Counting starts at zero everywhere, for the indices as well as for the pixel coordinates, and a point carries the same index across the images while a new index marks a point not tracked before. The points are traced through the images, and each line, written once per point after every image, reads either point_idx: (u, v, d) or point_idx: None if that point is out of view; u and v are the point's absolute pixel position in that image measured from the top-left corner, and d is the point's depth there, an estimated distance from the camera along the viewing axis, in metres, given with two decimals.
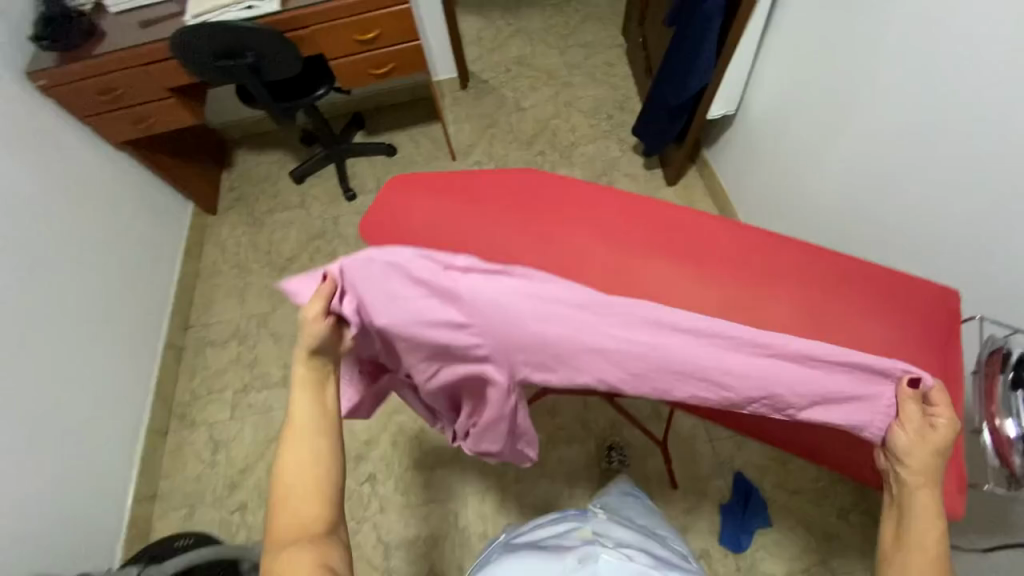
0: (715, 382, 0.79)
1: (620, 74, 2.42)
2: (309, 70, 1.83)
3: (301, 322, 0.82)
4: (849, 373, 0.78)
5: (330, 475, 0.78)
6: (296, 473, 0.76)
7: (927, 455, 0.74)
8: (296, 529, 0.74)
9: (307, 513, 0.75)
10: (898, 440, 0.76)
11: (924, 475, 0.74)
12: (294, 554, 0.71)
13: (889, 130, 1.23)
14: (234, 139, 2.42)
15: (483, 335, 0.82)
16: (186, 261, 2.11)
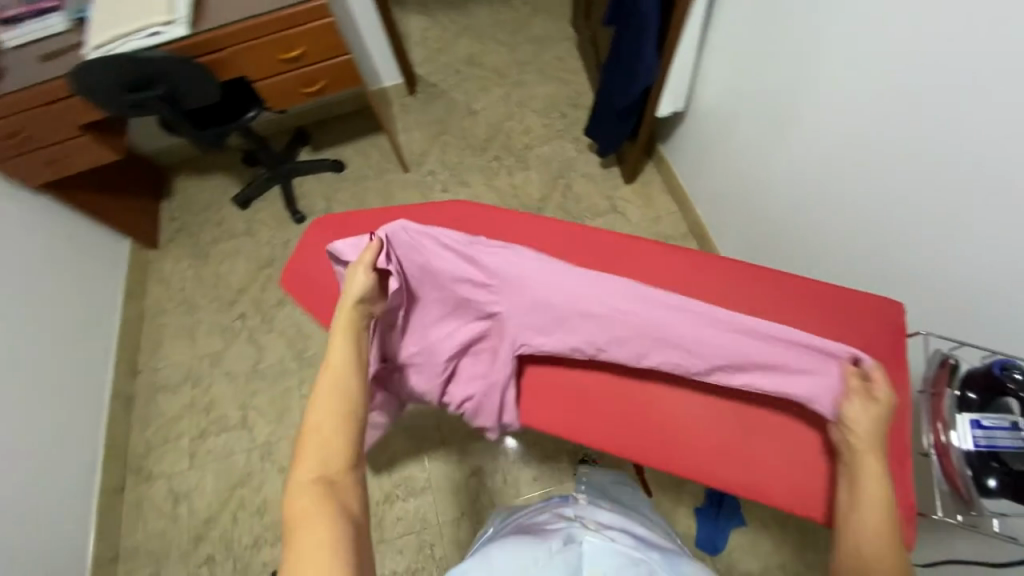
0: (685, 347, 0.93)
1: (573, 69, 2.34)
2: (238, 90, 1.73)
3: (350, 273, 0.91)
4: (805, 353, 0.89)
5: (350, 429, 0.76)
6: (320, 419, 0.76)
7: (872, 422, 0.82)
8: (314, 469, 0.71)
9: (332, 454, 0.73)
10: (847, 410, 0.83)
11: (868, 439, 0.81)
12: (309, 493, 0.68)
13: (836, 129, 1.20)
14: (169, 165, 2.27)
15: (500, 294, 0.99)
16: (129, 303, 1.99)
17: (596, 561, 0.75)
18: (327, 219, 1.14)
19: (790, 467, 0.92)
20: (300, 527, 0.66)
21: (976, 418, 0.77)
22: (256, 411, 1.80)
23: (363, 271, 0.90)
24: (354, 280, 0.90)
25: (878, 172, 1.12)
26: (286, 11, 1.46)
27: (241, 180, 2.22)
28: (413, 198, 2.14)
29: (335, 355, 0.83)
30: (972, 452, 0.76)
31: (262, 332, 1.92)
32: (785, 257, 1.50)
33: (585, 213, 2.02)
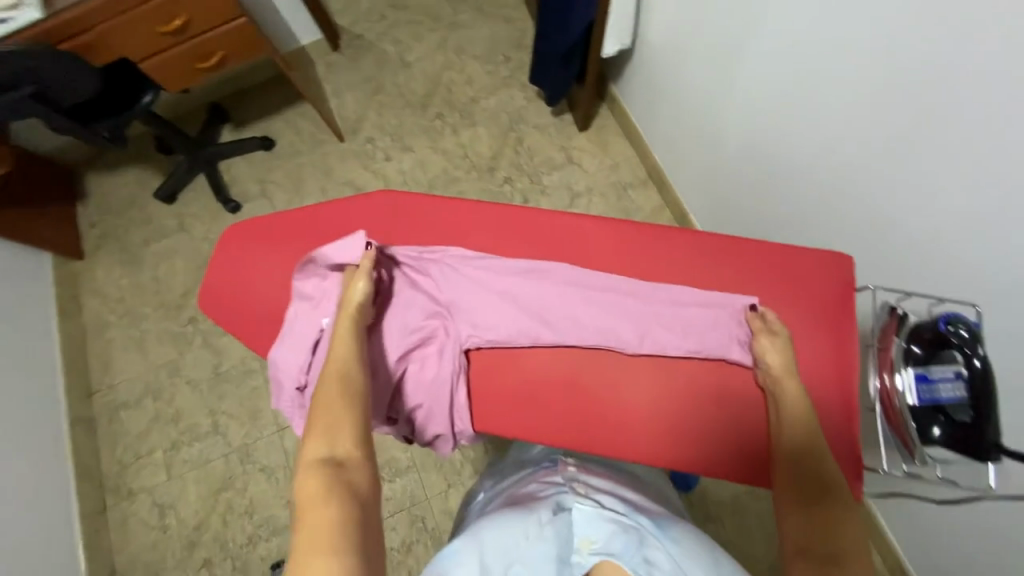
0: (608, 319, 0.93)
1: (511, 4, 2.10)
2: (124, 75, 1.54)
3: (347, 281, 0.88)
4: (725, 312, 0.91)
5: (355, 413, 0.72)
6: (325, 403, 0.72)
7: (781, 355, 0.83)
8: (317, 450, 0.67)
9: (333, 441, 0.69)
10: (758, 350, 0.85)
11: (782, 370, 0.82)
12: (314, 473, 0.64)
13: (782, 61, 1.10)
14: (76, 164, 2.04)
15: (453, 299, 0.94)
16: (66, 322, 1.86)
17: (587, 529, 0.69)
18: (242, 225, 1.04)
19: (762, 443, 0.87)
20: (306, 509, 0.61)
21: (922, 372, 0.77)
22: (226, 415, 1.76)
23: (365, 279, 0.86)
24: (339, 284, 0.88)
25: (824, 108, 1.05)
26: None
27: (160, 171, 2.02)
28: (354, 170, 1.97)
29: (336, 348, 0.81)
30: (916, 405, 0.77)
31: (216, 335, 1.83)
32: (739, 203, 1.45)
33: (540, 168, 1.90)
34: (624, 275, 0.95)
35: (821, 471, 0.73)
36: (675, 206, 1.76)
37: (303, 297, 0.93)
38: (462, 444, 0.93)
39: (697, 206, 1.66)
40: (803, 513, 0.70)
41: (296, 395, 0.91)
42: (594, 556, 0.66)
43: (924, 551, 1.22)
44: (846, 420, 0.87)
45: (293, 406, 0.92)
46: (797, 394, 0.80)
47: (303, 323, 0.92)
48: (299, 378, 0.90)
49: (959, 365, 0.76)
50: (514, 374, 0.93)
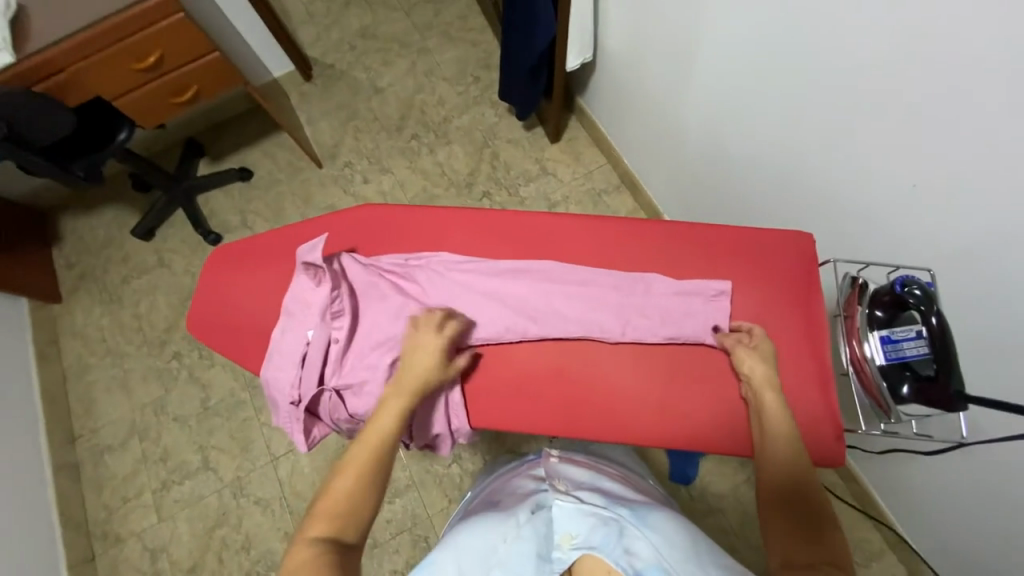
0: (591, 312, 0.96)
1: (477, 27, 2.19)
2: (98, 113, 1.56)
3: (412, 337, 0.87)
4: (700, 296, 0.95)
5: (372, 500, 0.69)
6: (344, 486, 0.69)
7: (762, 366, 0.86)
8: (322, 531, 0.65)
9: (333, 521, 0.66)
10: (739, 361, 0.87)
11: (762, 378, 0.85)
12: (310, 555, 0.61)
13: (732, 59, 1.17)
14: (51, 207, 2.02)
15: (438, 302, 0.96)
16: (45, 367, 1.82)
17: (566, 525, 0.71)
18: (226, 248, 1.05)
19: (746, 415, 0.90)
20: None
21: (886, 334, 0.83)
22: (217, 449, 1.72)
23: (430, 334, 0.87)
24: (422, 345, 0.86)
25: (776, 101, 1.12)
26: (122, 15, 1.30)
27: (137, 209, 2.01)
28: (334, 195, 2.00)
29: (382, 421, 0.76)
30: (884, 365, 0.82)
31: (203, 368, 1.81)
32: (710, 199, 1.51)
33: (517, 180, 1.96)
34: (602, 268, 0.99)
35: (810, 497, 0.72)
36: (649, 208, 1.83)
37: (289, 312, 0.94)
38: (460, 442, 0.96)
39: (669, 205, 1.73)
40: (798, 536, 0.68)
41: (292, 409, 0.91)
42: (575, 550, 0.68)
43: (912, 512, 1.28)
44: (822, 385, 0.92)
45: (290, 421, 0.92)
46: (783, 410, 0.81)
47: (292, 337, 0.93)
48: (293, 393, 0.91)
49: (919, 325, 0.81)
50: (503, 370, 0.95)
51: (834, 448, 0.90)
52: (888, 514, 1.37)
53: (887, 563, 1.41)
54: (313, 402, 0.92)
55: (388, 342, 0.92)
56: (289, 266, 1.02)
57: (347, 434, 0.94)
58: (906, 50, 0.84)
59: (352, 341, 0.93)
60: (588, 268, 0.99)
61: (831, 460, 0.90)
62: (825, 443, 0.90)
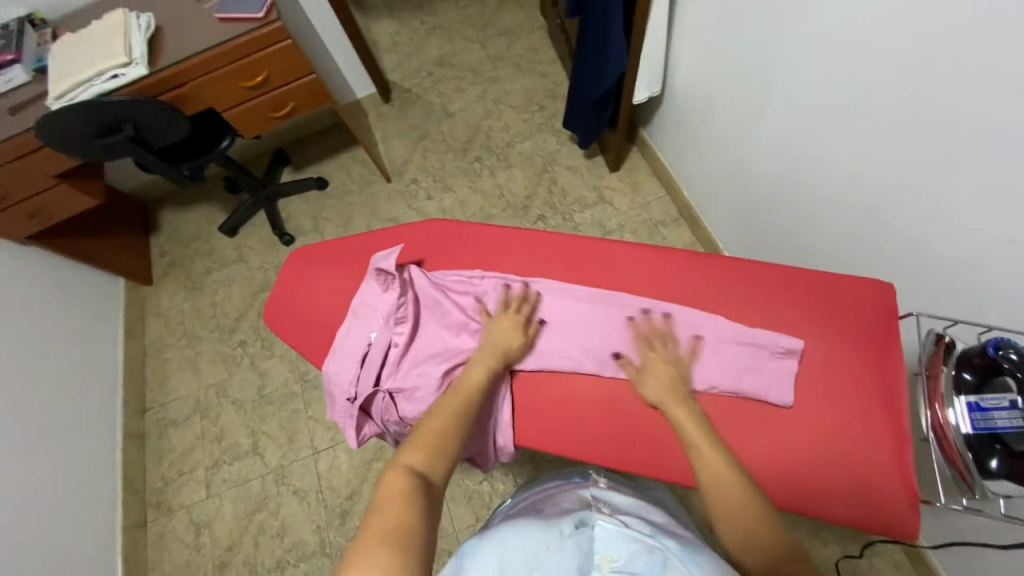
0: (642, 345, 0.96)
1: (547, 60, 2.29)
2: (208, 122, 1.76)
3: (493, 318, 0.95)
4: (758, 340, 0.92)
5: (458, 445, 0.73)
6: (439, 425, 0.73)
7: (660, 377, 0.87)
8: (415, 461, 0.67)
9: (424, 455, 0.68)
10: (641, 378, 0.89)
11: (660, 391, 0.85)
12: (405, 477, 0.63)
13: (807, 93, 1.15)
14: (155, 200, 2.28)
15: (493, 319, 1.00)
16: (130, 342, 2.02)
17: (608, 547, 0.66)
18: (306, 249, 1.15)
19: (804, 465, 0.86)
20: (388, 503, 0.60)
21: (974, 400, 0.76)
22: (266, 436, 1.82)
23: (508, 319, 0.95)
24: (501, 326, 0.94)
25: (853, 144, 1.09)
26: (242, 38, 1.49)
27: (226, 208, 2.22)
28: (399, 208, 2.11)
29: (472, 374, 0.85)
30: (971, 435, 0.75)
31: (263, 357, 1.94)
32: (774, 240, 1.46)
33: (573, 206, 1.99)
34: (658, 301, 0.99)
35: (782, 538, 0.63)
36: (707, 243, 1.79)
37: (357, 315, 1.01)
38: (502, 460, 0.97)
39: (729, 242, 1.69)
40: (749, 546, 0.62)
41: (348, 405, 0.96)
42: (612, 573, 0.62)
43: None
44: (894, 445, 0.85)
45: (344, 416, 0.97)
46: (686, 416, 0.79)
47: (355, 336, 0.99)
48: (350, 390, 0.96)
49: (1014, 394, 0.74)
50: (553, 393, 0.96)
51: (910, 518, 0.82)
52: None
53: None
54: (367, 401, 0.96)
55: (444, 353, 0.96)
56: (359, 270, 1.09)
57: (395, 435, 0.97)
58: (1001, 92, 0.78)
59: (411, 349, 0.97)
60: (645, 299, 0.99)
61: (906, 532, 0.81)
62: (899, 510, 0.82)
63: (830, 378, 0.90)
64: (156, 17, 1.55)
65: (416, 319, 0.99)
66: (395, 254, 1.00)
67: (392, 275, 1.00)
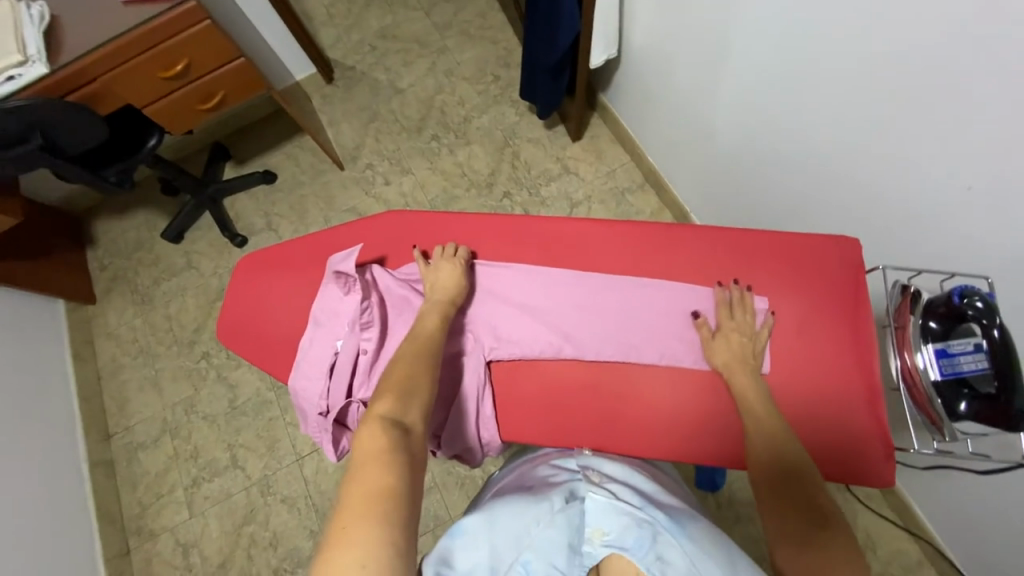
0: (621, 326, 0.94)
1: (496, 25, 2.17)
2: (129, 121, 1.59)
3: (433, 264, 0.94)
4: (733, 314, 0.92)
5: (427, 390, 0.75)
6: (407, 371, 0.76)
7: (735, 349, 0.87)
8: (387, 411, 0.70)
9: (394, 403, 0.71)
10: (714, 343, 0.89)
11: (735, 364, 0.86)
12: (379, 428, 0.66)
13: (766, 49, 1.11)
14: (85, 211, 2.08)
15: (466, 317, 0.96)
16: (81, 367, 1.88)
17: (599, 519, 0.66)
18: (255, 256, 1.06)
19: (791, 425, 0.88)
20: (365, 459, 0.62)
21: (941, 347, 0.78)
22: (245, 448, 1.76)
23: (448, 263, 0.94)
24: (443, 271, 0.93)
25: (815, 100, 1.07)
26: (153, 23, 1.33)
27: (167, 212, 2.06)
28: (356, 197, 2.01)
29: (426, 322, 0.86)
30: (939, 380, 0.78)
31: (231, 368, 1.85)
32: (740, 202, 1.46)
33: (538, 180, 1.94)
34: (633, 278, 0.96)
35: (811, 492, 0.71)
36: (675, 207, 1.78)
37: (320, 325, 0.95)
38: (489, 456, 0.96)
39: (695, 204, 1.68)
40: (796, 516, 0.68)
41: (321, 419, 0.92)
42: (605, 547, 0.63)
43: (954, 524, 1.23)
44: (869, 397, 0.88)
45: (320, 431, 0.93)
46: (757, 391, 0.83)
47: (321, 346, 0.94)
48: (321, 404, 0.92)
49: (978, 337, 0.76)
50: (535, 383, 0.95)
51: (884, 468, 0.86)
52: (916, 508, 1.33)
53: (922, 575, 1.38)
54: (341, 413, 0.93)
55: None
56: (317, 274, 1.02)
57: None
58: (962, 39, 0.78)
59: (381, 355, 0.93)
60: (619, 277, 0.97)
61: (881, 481, 0.85)
62: (876, 461, 0.86)
63: (809, 337, 0.91)
64: (50, 4, 1.36)
65: (385, 323, 0.95)
66: (354, 255, 0.95)
67: (353, 279, 0.95)
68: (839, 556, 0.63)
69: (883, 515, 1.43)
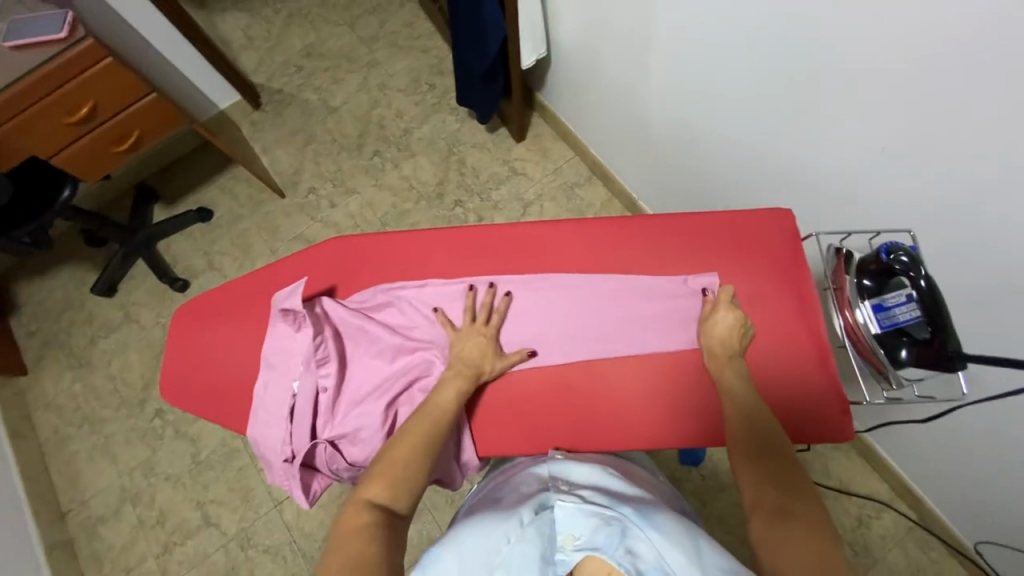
0: (581, 324, 0.95)
1: (424, 33, 2.14)
2: (35, 172, 1.46)
3: (457, 335, 0.91)
4: (686, 296, 0.94)
5: (422, 472, 0.74)
6: (404, 451, 0.74)
7: (728, 330, 0.89)
8: (375, 493, 0.70)
9: (384, 490, 0.70)
10: (714, 318, 0.89)
11: (725, 346, 0.88)
12: (363, 515, 0.66)
13: (689, 28, 1.14)
14: (2, 275, 1.91)
15: (426, 337, 0.93)
16: (19, 445, 1.72)
17: (569, 524, 0.65)
18: (193, 303, 1.00)
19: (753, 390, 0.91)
20: (344, 541, 0.63)
21: (877, 302, 0.82)
22: (216, 503, 1.66)
23: (475, 333, 0.91)
24: (467, 340, 0.90)
25: (740, 78, 1.11)
26: (47, 67, 1.23)
27: (96, 265, 1.91)
28: (302, 224, 1.93)
29: (441, 396, 0.83)
30: (880, 332, 0.81)
31: (189, 421, 1.73)
32: (683, 186, 1.50)
33: (487, 185, 1.92)
34: (586, 275, 0.97)
35: (783, 460, 0.74)
36: (623, 196, 1.81)
37: (274, 368, 0.90)
38: (469, 475, 0.93)
39: (641, 190, 1.71)
40: (774, 490, 0.70)
41: (287, 466, 0.88)
42: (577, 552, 0.63)
43: (916, 459, 1.31)
44: (821, 357, 0.92)
45: (287, 478, 0.88)
46: (739, 374, 0.85)
47: (277, 390, 0.90)
48: (286, 449, 0.88)
49: (908, 288, 0.81)
50: (503, 391, 0.94)
51: (843, 423, 0.90)
52: (880, 450, 1.42)
53: (896, 514, 1.46)
54: (308, 457, 0.88)
55: (382, 384, 0.89)
56: (264, 314, 0.97)
57: (349, 482, 0.90)
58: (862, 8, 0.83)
59: (342, 389, 0.90)
60: (575, 275, 0.97)
61: (841, 436, 0.90)
62: (834, 418, 0.90)
63: (757, 307, 0.94)
64: None
65: (343, 356, 0.92)
66: (299, 289, 0.91)
67: (300, 315, 0.91)
68: (803, 523, 0.64)
69: (876, 498, 1.48)
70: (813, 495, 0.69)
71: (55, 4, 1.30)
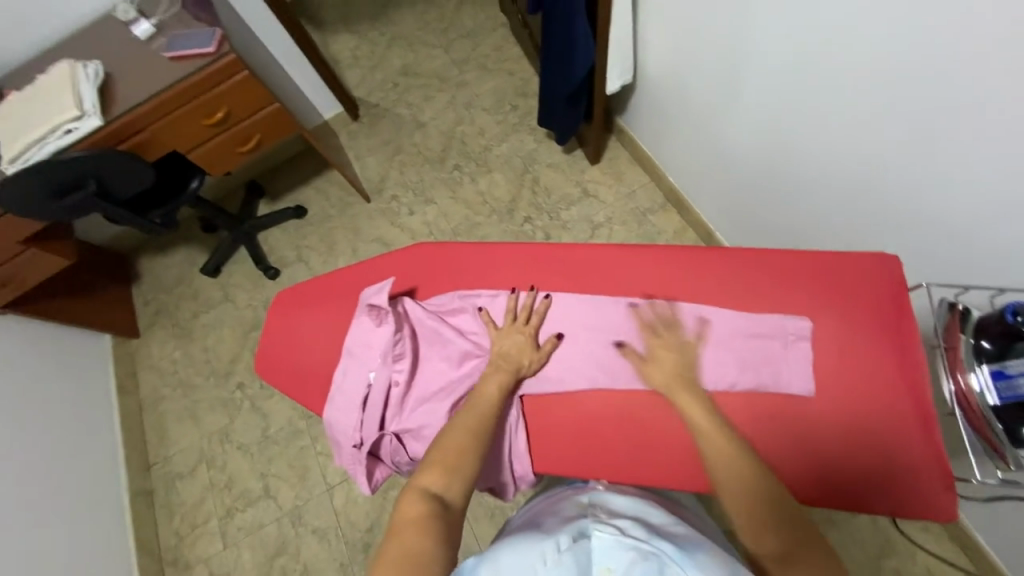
0: None
1: (513, 57, 2.24)
2: (173, 164, 1.70)
3: (496, 334, 0.94)
4: (775, 340, 0.90)
5: (473, 464, 0.75)
6: (454, 443, 0.77)
7: (668, 364, 0.87)
8: (430, 481, 0.72)
9: (437, 478, 0.73)
10: (650, 354, 0.88)
11: (667, 378, 0.86)
12: (422, 500, 0.69)
13: (783, 63, 1.11)
14: (131, 249, 2.20)
15: (482, 339, 0.96)
16: (124, 398, 1.95)
17: (606, 557, 0.62)
18: (291, 292, 1.10)
19: (840, 445, 0.85)
20: (405, 527, 0.67)
21: (998, 368, 0.73)
22: (276, 477, 1.78)
23: (517, 333, 0.94)
24: (508, 339, 0.94)
25: (840, 121, 1.06)
26: (195, 79, 1.44)
27: (206, 248, 2.16)
28: (382, 227, 2.07)
29: (484, 388, 0.87)
30: (998, 405, 0.73)
31: (264, 397, 1.89)
32: (766, 220, 1.44)
33: (558, 205, 1.96)
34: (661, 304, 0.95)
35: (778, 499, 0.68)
36: (697, 225, 1.77)
37: (353, 357, 0.97)
38: (521, 489, 0.96)
39: (718, 222, 1.66)
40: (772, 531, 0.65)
41: (355, 452, 0.94)
42: None
43: None
44: (924, 424, 0.83)
45: (353, 463, 0.94)
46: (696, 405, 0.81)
47: (354, 378, 0.96)
48: (355, 436, 0.94)
49: None
50: (565, 411, 0.94)
51: (945, 501, 0.80)
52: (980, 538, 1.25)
53: None
54: (374, 445, 0.94)
55: (448, 387, 0.93)
56: (351, 308, 1.05)
57: (408, 475, 0.95)
58: (974, 56, 0.79)
59: (412, 385, 0.94)
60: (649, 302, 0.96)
61: (943, 515, 0.80)
62: (936, 493, 0.81)
63: (852, 359, 0.88)
64: (105, 64, 1.49)
65: (417, 355, 0.97)
66: (386, 288, 0.99)
67: (384, 313, 0.97)
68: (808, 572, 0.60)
69: (951, 558, 1.33)
70: (810, 534, 0.65)
71: (206, 22, 1.52)
